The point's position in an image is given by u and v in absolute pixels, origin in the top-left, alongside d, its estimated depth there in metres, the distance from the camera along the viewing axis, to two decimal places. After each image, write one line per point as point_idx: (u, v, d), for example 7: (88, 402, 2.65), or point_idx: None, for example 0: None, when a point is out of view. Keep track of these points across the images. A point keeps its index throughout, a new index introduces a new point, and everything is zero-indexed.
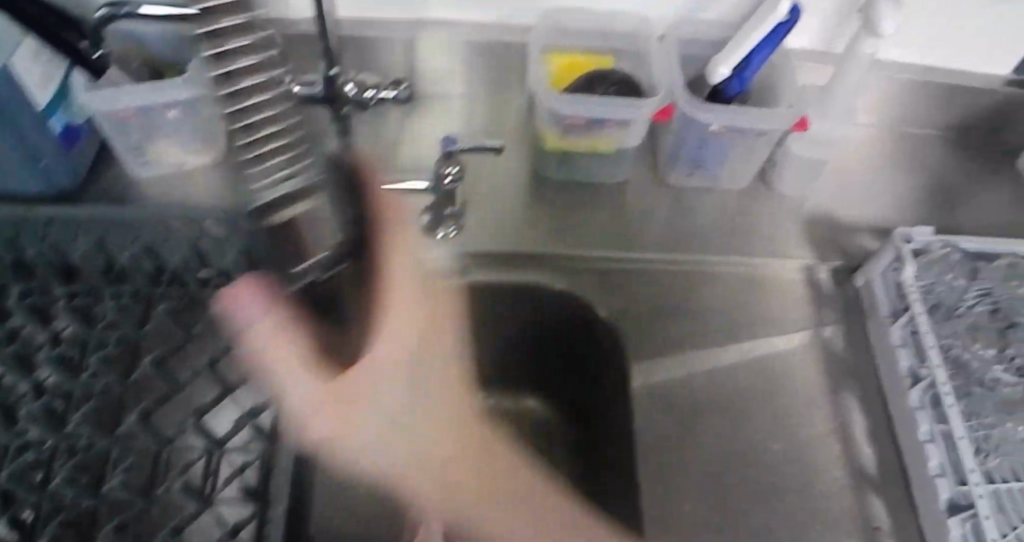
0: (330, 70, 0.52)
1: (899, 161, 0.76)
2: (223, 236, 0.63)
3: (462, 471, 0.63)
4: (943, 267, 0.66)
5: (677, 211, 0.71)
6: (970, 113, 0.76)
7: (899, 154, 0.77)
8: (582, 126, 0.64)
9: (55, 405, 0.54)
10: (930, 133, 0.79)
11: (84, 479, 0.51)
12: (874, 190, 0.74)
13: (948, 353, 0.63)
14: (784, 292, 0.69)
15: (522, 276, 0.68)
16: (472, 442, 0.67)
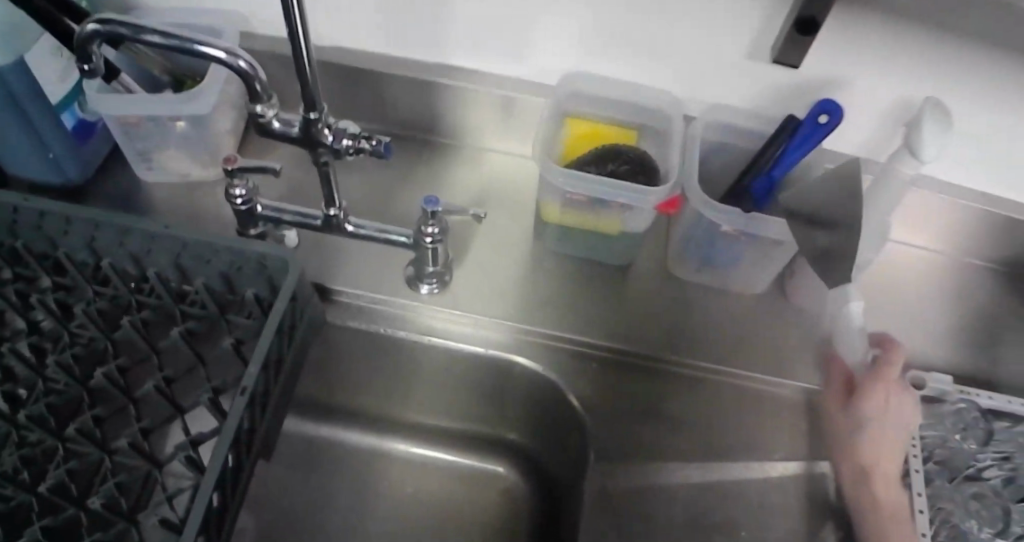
0: (308, 114, 0.52)
1: (939, 286, 0.72)
2: (200, 253, 0.59)
3: None
4: (955, 422, 0.59)
5: (682, 307, 0.65)
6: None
7: (943, 277, 0.72)
8: (580, 204, 0.60)
9: (18, 394, 0.57)
10: (976, 263, 0.74)
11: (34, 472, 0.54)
12: (910, 318, 0.69)
13: (942, 518, 0.56)
14: (781, 415, 0.62)
15: (503, 349, 0.61)
16: None
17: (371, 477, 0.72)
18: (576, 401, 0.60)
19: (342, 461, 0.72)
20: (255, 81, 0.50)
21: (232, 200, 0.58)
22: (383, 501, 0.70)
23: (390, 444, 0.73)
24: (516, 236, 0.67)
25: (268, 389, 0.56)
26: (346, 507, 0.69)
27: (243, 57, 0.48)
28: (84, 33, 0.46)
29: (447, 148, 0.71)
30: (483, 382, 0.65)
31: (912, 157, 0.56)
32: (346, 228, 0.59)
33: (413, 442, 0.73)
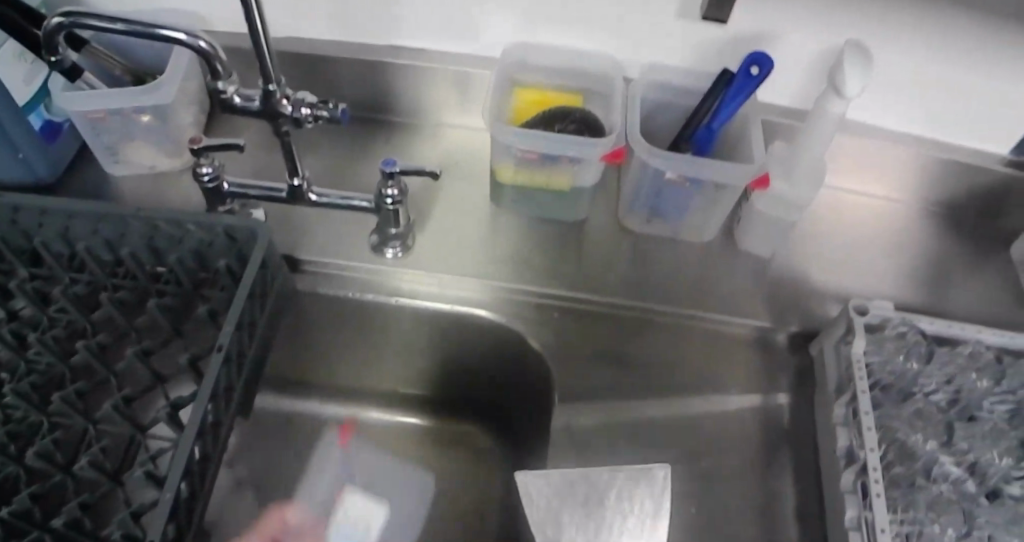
0: (266, 85, 0.55)
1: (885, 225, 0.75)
2: (172, 233, 0.63)
3: None
4: (898, 348, 0.62)
5: (636, 257, 0.68)
6: (963, 191, 0.74)
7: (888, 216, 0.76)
8: (532, 161, 0.63)
9: (1, 377, 0.60)
10: (920, 206, 0.77)
11: (20, 446, 0.58)
12: (858, 256, 0.73)
13: (891, 438, 0.59)
14: (735, 353, 0.65)
15: (467, 304, 0.65)
16: None
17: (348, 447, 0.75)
18: (538, 348, 0.63)
19: (320, 433, 0.75)
20: (216, 61, 0.53)
21: (200, 178, 0.61)
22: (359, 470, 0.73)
23: (365, 414, 0.77)
24: (475, 201, 0.70)
25: (243, 352, 0.59)
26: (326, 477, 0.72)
27: (203, 38, 0.52)
28: (50, 27, 0.50)
29: (408, 125, 0.75)
30: (450, 340, 0.69)
31: (838, 96, 0.58)
32: (309, 197, 0.62)
33: (386, 412, 0.77)
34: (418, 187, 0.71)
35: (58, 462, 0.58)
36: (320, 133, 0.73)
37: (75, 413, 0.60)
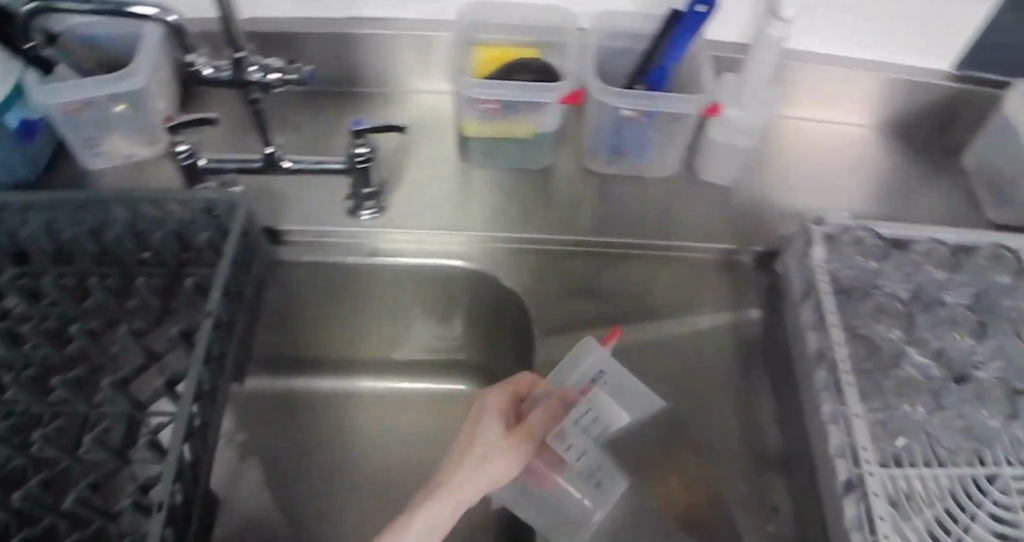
0: (236, 53, 0.57)
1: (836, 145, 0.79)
2: (153, 214, 0.63)
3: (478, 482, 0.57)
4: (855, 251, 0.65)
5: (602, 196, 0.72)
6: (921, 107, 0.73)
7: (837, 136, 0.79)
8: (493, 111, 0.66)
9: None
10: (884, 129, 0.76)
11: (24, 437, 0.60)
12: None
13: (856, 334, 0.63)
14: (704, 276, 0.69)
15: (447, 256, 0.68)
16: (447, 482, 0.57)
17: (347, 414, 0.75)
18: (518, 289, 0.67)
19: (315, 404, 0.75)
20: (185, 34, 0.57)
21: (176, 156, 0.62)
22: (358, 435, 0.74)
23: (358, 380, 0.77)
24: (444, 159, 0.72)
25: (229, 321, 0.61)
26: (321, 449, 0.72)
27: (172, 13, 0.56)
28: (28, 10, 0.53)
29: (370, 94, 0.76)
30: (433, 296, 0.71)
31: (777, 18, 0.61)
32: (284, 164, 0.64)
33: (378, 379, 0.77)
34: (386, 151, 0.72)
35: (63, 446, 0.59)
36: (285, 109, 0.75)
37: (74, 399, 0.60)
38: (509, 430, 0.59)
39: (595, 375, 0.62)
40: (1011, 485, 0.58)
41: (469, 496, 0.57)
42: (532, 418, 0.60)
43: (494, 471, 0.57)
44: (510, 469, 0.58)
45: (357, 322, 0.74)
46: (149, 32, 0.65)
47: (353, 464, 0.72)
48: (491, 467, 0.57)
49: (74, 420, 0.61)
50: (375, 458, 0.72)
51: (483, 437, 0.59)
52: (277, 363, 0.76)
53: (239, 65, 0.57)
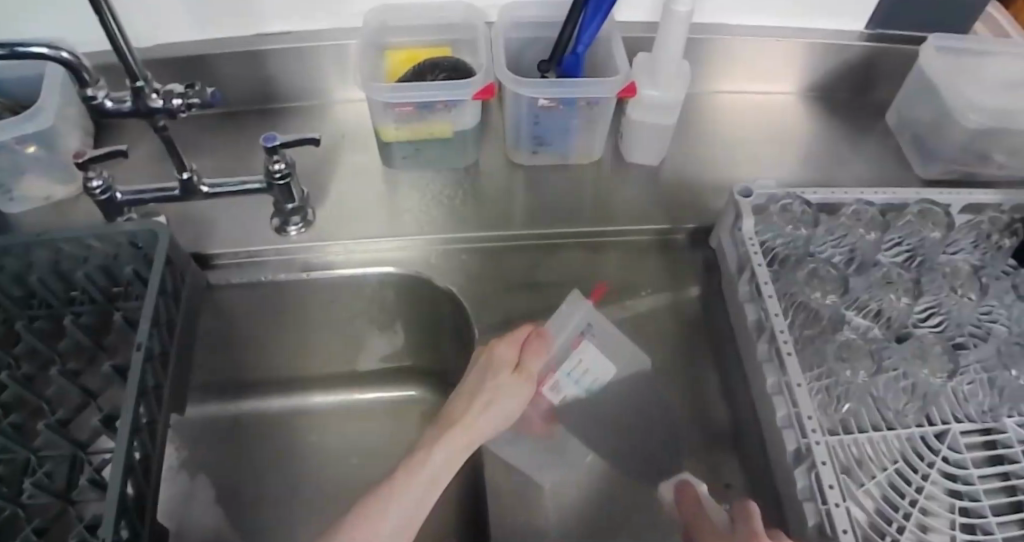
0: (134, 83, 0.57)
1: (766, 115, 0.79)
2: (75, 252, 0.62)
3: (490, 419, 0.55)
4: (786, 218, 0.65)
5: (532, 189, 0.71)
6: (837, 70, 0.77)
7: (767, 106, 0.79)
8: (410, 114, 0.65)
9: None
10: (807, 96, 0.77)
11: None
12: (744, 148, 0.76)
13: (795, 301, 0.62)
14: (641, 258, 0.69)
15: (381, 263, 0.67)
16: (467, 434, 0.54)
17: (306, 431, 0.75)
18: (455, 291, 0.66)
19: (273, 425, 0.75)
20: (82, 70, 0.56)
21: (90, 192, 0.61)
22: (315, 452, 0.73)
23: (310, 397, 0.76)
24: (370, 168, 0.72)
25: (166, 349, 0.60)
26: (278, 470, 0.72)
27: (65, 49, 0.54)
28: None
29: (293, 109, 0.76)
30: (375, 304, 0.71)
31: None
32: (202, 189, 0.64)
33: (332, 394, 0.77)
34: (311, 165, 0.72)
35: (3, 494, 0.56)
36: (208, 132, 0.74)
37: (12, 445, 0.57)
38: (518, 365, 0.58)
39: (580, 328, 0.63)
40: (961, 442, 0.58)
41: (486, 433, 0.55)
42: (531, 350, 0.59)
43: (507, 405, 0.56)
44: (520, 400, 0.57)
45: (304, 338, 0.74)
46: (51, 73, 0.67)
47: (309, 481, 0.71)
48: (504, 399, 0.56)
49: (14, 468, 0.58)
50: (328, 479, 0.72)
51: (496, 374, 0.57)
52: (228, 389, 0.75)
53: (139, 94, 0.57)
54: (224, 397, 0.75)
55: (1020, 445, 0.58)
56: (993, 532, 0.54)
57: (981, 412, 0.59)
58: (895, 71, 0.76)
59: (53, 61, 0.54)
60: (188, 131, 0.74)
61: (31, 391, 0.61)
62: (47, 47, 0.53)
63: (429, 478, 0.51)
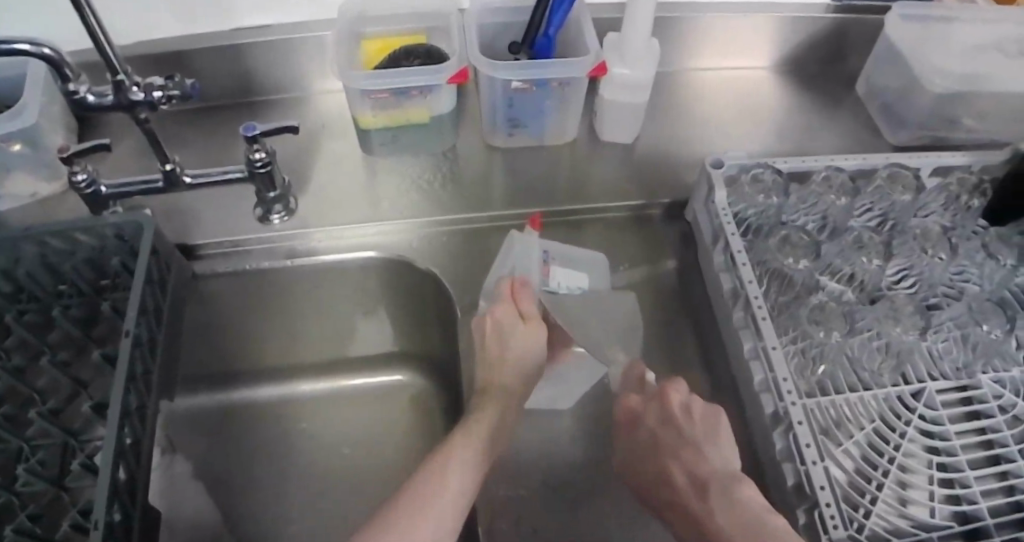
0: (114, 76, 0.58)
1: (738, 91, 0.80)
2: (62, 245, 0.64)
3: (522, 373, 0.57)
4: (757, 188, 0.66)
5: (509, 170, 0.73)
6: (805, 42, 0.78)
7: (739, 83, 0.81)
8: (386, 101, 0.67)
9: None
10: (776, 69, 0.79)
11: None
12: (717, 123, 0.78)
13: (769, 269, 0.63)
14: (617, 233, 0.70)
15: (366, 247, 0.69)
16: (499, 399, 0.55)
17: (295, 419, 0.76)
18: (437, 272, 0.67)
19: (264, 414, 0.76)
20: (65, 66, 0.57)
21: (76, 185, 0.63)
22: (306, 440, 0.75)
23: (299, 384, 0.78)
24: (350, 156, 0.74)
25: (154, 338, 0.62)
26: (269, 457, 0.74)
27: (47, 46, 0.56)
28: None
29: (274, 101, 0.78)
30: (361, 289, 0.72)
31: None
32: (185, 180, 0.64)
33: (320, 381, 0.78)
34: (292, 155, 0.73)
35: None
36: (190, 127, 0.76)
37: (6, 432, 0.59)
38: (523, 316, 0.59)
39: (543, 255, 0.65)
40: (937, 399, 0.59)
41: (521, 391, 0.57)
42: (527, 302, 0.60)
43: (523, 357, 0.57)
44: (538, 348, 0.59)
45: (291, 326, 0.75)
46: (36, 73, 0.69)
47: (300, 467, 0.73)
48: (519, 350, 0.57)
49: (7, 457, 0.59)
50: (318, 466, 0.73)
51: (510, 331, 0.58)
52: (216, 380, 0.76)
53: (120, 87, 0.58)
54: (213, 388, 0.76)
55: (994, 400, 0.59)
56: (970, 485, 0.55)
57: (956, 370, 0.60)
58: (862, 41, 0.78)
59: (36, 57, 0.55)
60: (170, 127, 0.76)
61: (22, 382, 0.62)
62: (30, 43, 0.55)
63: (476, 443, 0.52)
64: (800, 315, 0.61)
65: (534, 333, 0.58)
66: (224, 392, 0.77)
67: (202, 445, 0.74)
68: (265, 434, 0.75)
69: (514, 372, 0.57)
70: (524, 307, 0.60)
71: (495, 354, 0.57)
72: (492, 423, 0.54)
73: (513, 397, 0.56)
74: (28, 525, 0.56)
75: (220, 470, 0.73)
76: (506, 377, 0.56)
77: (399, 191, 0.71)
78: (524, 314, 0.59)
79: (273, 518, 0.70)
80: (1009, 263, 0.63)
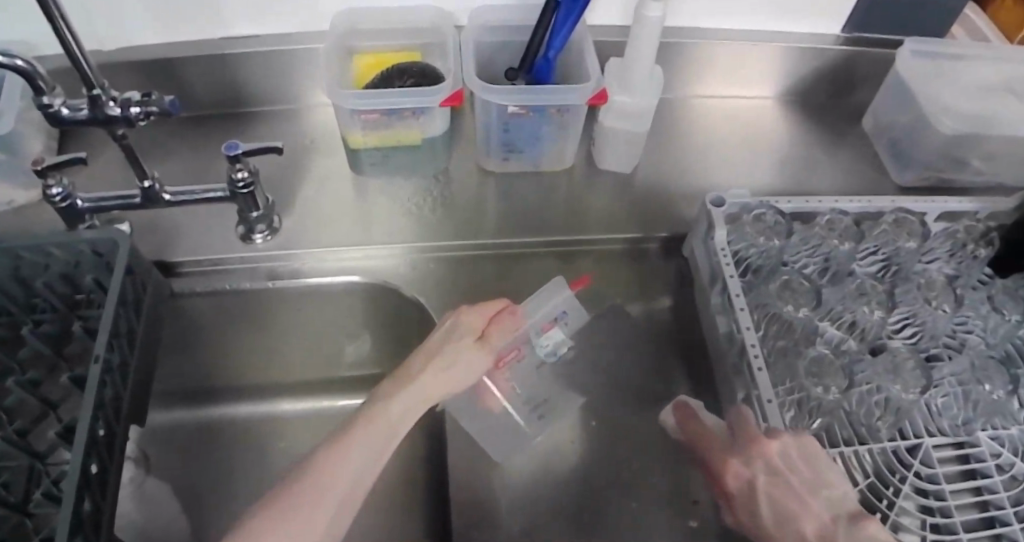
0: (90, 91, 0.56)
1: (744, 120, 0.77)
2: (35, 261, 0.62)
3: (452, 384, 0.53)
4: (756, 228, 0.64)
5: (504, 195, 0.70)
6: (812, 74, 0.76)
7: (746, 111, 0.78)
8: (377, 121, 0.64)
9: None
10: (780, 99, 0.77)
11: None
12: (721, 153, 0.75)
13: (767, 313, 0.61)
14: (612, 265, 0.68)
15: (350, 270, 0.66)
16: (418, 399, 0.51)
17: (271, 439, 0.74)
18: (422, 300, 0.65)
19: (239, 432, 0.74)
20: (38, 78, 0.54)
21: (50, 199, 0.61)
22: (282, 462, 0.73)
23: (279, 403, 0.76)
24: (338, 174, 0.71)
25: (126, 361, 0.60)
26: (243, 478, 0.71)
27: (21, 57, 0.53)
28: None
29: (263, 113, 0.75)
30: (344, 310, 0.70)
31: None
32: (165, 197, 0.63)
33: (301, 401, 0.76)
34: (279, 171, 0.71)
35: None
36: (176, 137, 0.74)
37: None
38: (481, 336, 0.56)
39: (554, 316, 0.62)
40: (933, 456, 0.57)
41: (436, 398, 0.53)
42: (497, 321, 0.57)
43: (458, 373, 0.53)
44: (475, 370, 0.55)
45: (269, 345, 0.73)
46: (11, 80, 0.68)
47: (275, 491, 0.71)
48: (460, 367, 0.54)
49: None
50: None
51: (457, 341, 0.54)
52: (190, 397, 0.75)
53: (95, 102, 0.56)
54: (187, 405, 0.74)
55: (992, 458, 0.57)
56: None
57: (955, 427, 0.58)
58: (872, 75, 0.76)
59: (7, 68, 0.52)
60: (155, 137, 0.73)
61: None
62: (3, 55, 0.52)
63: (379, 440, 0.49)
64: (797, 363, 0.59)
65: (483, 349, 0.55)
66: (199, 409, 0.75)
67: (163, 461, 0.71)
68: (238, 454, 0.73)
69: (441, 379, 0.53)
70: (490, 328, 0.56)
71: (428, 354, 0.53)
72: (402, 412, 0.50)
73: (429, 401, 0.52)
74: None
75: (191, 489, 0.71)
76: (433, 383, 0.52)
77: (389, 211, 0.68)
78: (483, 332, 0.56)
79: None
80: (1014, 318, 0.61)
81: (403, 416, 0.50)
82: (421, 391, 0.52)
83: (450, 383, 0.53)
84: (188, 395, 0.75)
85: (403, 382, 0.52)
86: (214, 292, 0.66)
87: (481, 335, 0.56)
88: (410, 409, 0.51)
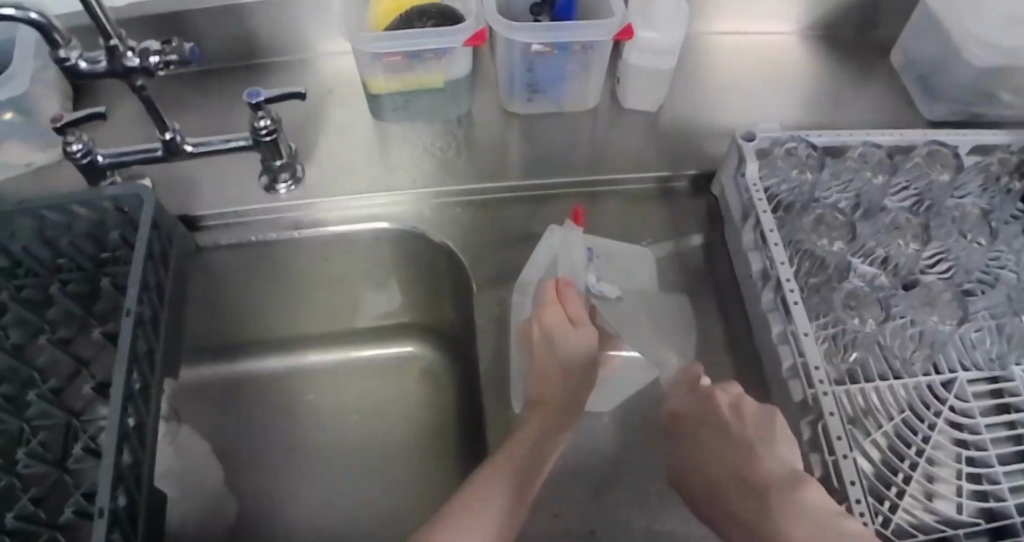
0: (108, 42, 0.54)
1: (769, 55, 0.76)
2: (60, 220, 0.61)
3: (573, 384, 0.56)
4: (789, 162, 0.63)
5: (529, 139, 0.69)
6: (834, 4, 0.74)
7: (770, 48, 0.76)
8: (398, 65, 0.63)
9: None
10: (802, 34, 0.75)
11: None
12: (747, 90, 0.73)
13: (800, 249, 0.60)
14: (640, 205, 0.67)
15: (377, 218, 0.66)
16: (554, 414, 0.54)
17: (300, 392, 0.74)
18: (450, 247, 0.65)
19: (267, 386, 0.75)
20: (55, 33, 0.53)
21: (71, 155, 0.60)
22: (314, 413, 0.73)
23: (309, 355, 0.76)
24: (359, 121, 0.70)
25: (158, 317, 0.60)
26: (276, 430, 0.72)
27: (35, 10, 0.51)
28: None
29: (277, 62, 0.74)
30: (368, 259, 0.69)
31: None
32: (187, 149, 0.61)
33: (330, 351, 0.76)
34: (299, 121, 0.70)
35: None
36: (191, 90, 0.72)
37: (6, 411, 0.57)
38: (571, 319, 0.58)
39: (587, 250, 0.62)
40: (968, 391, 0.57)
41: (575, 405, 0.56)
42: (575, 304, 0.58)
43: (576, 367, 0.57)
44: (586, 354, 0.57)
45: (294, 296, 0.73)
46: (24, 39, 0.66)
47: (309, 442, 0.72)
48: (568, 357, 0.56)
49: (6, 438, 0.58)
50: (327, 440, 0.72)
51: (557, 336, 0.57)
52: (218, 353, 0.75)
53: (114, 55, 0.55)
54: (216, 360, 0.75)
55: None
56: (999, 481, 0.52)
57: (989, 360, 0.58)
58: (900, 5, 0.74)
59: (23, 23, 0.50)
60: (170, 91, 0.72)
61: (22, 362, 0.60)
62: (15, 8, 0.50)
63: (521, 467, 0.49)
64: (832, 297, 0.58)
65: (581, 339, 0.57)
66: (227, 364, 0.75)
67: (195, 418, 0.72)
68: (269, 408, 0.74)
69: (560, 386, 0.56)
70: (572, 309, 0.58)
71: (542, 362, 0.56)
72: (536, 443, 0.51)
73: (567, 410, 0.55)
74: (32, 509, 0.55)
75: (227, 450, 0.71)
76: (555, 393, 0.55)
77: (414, 156, 0.68)
78: (573, 319, 0.58)
79: (283, 498, 0.69)
80: None
81: (536, 449, 0.51)
82: (555, 409, 0.54)
83: (569, 388, 0.56)
84: (215, 350, 0.75)
85: (541, 412, 0.54)
86: (237, 246, 0.66)
87: (569, 321, 0.58)
88: (551, 423, 0.53)
